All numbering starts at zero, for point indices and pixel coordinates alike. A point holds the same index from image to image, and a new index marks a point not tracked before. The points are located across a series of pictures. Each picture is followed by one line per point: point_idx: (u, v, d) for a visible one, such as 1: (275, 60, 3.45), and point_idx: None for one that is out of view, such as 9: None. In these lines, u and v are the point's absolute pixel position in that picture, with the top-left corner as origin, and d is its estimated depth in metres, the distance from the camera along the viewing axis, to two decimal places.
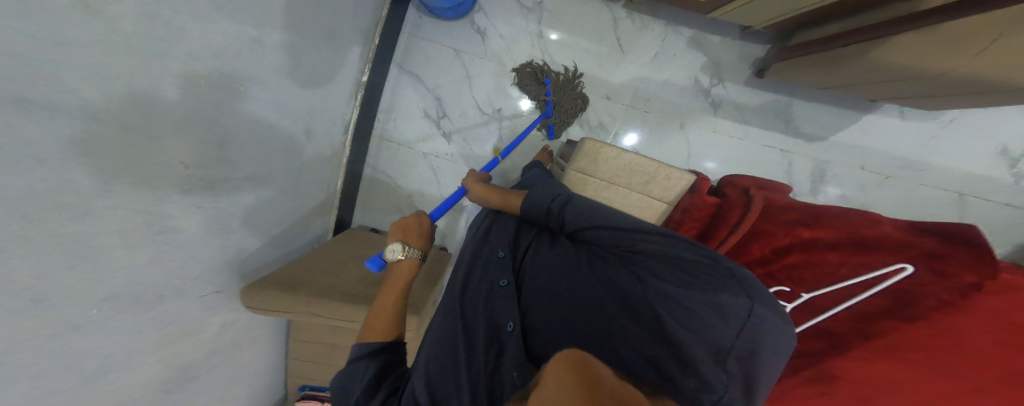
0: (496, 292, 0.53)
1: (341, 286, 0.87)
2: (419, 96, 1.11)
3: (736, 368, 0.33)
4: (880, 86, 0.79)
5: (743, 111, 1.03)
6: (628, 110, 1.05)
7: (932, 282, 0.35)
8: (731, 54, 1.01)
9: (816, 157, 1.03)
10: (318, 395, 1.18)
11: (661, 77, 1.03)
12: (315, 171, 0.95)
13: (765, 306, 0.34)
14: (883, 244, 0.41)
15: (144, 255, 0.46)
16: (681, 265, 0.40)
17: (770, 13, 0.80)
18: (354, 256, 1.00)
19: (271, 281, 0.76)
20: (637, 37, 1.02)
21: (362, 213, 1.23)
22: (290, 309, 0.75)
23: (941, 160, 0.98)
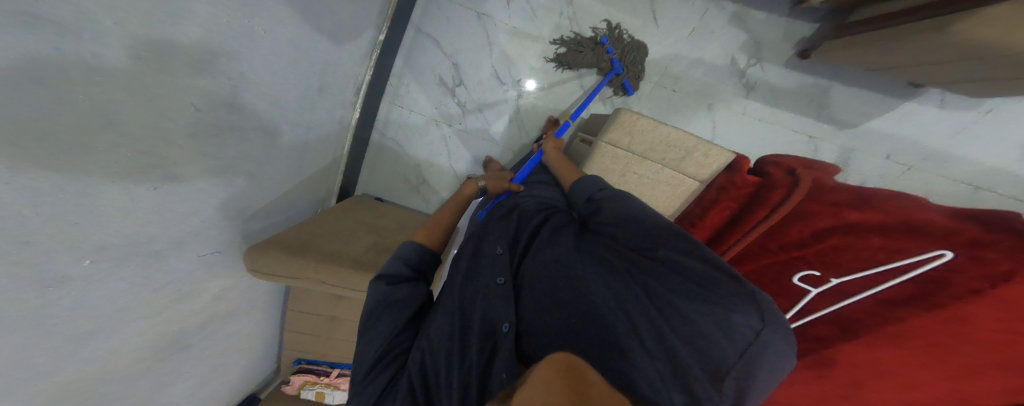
0: (492, 291, 0.47)
1: (348, 252, 0.88)
2: (435, 61, 1.06)
3: (732, 389, 0.31)
4: (945, 67, 0.71)
5: (778, 94, 1.00)
6: (655, 87, 1.02)
7: (968, 270, 0.33)
8: (776, 31, 0.96)
9: (843, 145, 1.02)
10: (314, 369, 1.20)
11: (695, 54, 0.99)
12: (325, 133, 0.92)
13: (779, 332, 0.31)
14: (933, 230, 0.38)
15: (143, 206, 0.44)
16: (694, 277, 0.36)
17: None
18: (361, 224, 1.00)
19: (277, 244, 0.76)
20: (674, 8, 0.96)
21: (368, 181, 1.20)
22: (297, 273, 0.76)
23: (969, 156, 0.97)
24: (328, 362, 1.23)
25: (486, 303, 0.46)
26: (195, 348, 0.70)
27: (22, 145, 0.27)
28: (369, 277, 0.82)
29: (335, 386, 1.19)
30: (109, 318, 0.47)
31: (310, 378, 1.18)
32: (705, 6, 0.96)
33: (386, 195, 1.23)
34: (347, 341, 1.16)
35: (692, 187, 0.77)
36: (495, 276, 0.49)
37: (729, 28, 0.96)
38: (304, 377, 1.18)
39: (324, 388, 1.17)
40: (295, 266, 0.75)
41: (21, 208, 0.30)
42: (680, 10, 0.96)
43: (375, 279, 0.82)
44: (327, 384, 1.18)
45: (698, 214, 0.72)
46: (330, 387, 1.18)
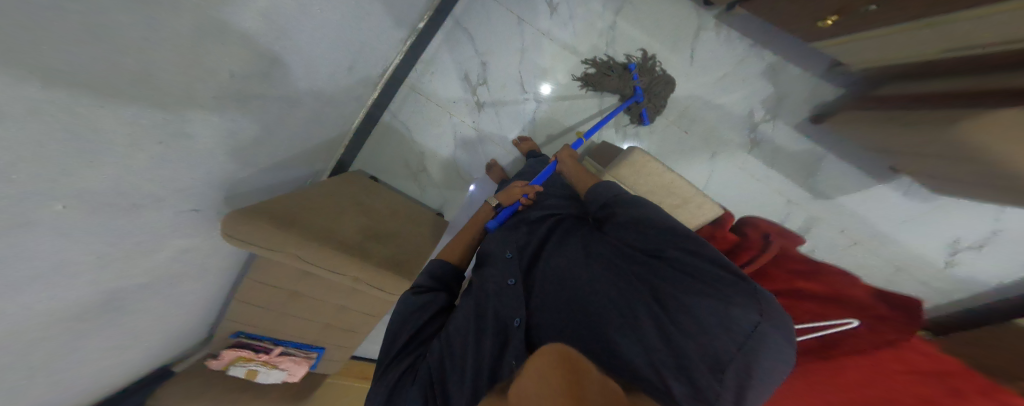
0: (503, 291, 0.47)
1: (335, 232, 0.84)
2: (465, 56, 1.05)
3: (733, 382, 0.30)
4: (926, 159, 0.77)
5: (779, 154, 1.05)
6: (670, 126, 1.06)
7: (867, 335, 0.41)
8: (801, 88, 0.99)
9: (811, 214, 1.10)
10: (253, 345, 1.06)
11: (719, 100, 1.03)
12: (340, 107, 0.89)
13: (780, 330, 0.30)
14: (855, 304, 0.46)
15: (149, 154, 0.40)
16: (696, 273, 0.36)
17: (887, 53, 0.75)
18: (352, 205, 0.96)
19: (261, 211, 0.71)
20: (710, 54, 1.00)
21: (366, 160, 1.16)
22: (275, 245, 0.71)
23: (919, 249, 1.07)
24: (271, 338, 1.10)
25: (494, 300, 0.46)
26: (125, 306, 0.60)
27: (44, 78, 0.25)
28: (351, 261, 0.81)
29: (272, 366, 1.05)
30: (53, 264, 0.40)
31: (246, 355, 1.02)
32: (743, 55, 1.00)
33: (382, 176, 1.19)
34: (302, 320, 1.10)
35: None
36: (505, 277, 0.49)
37: (756, 80, 1.01)
38: (239, 351, 1.01)
39: (257, 366, 1.02)
40: (279, 239, 0.71)
41: (38, 133, 0.27)
42: (715, 55, 1.00)
43: (358, 264, 0.82)
44: (264, 362, 1.04)
45: None
46: (265, 367, 1.04)
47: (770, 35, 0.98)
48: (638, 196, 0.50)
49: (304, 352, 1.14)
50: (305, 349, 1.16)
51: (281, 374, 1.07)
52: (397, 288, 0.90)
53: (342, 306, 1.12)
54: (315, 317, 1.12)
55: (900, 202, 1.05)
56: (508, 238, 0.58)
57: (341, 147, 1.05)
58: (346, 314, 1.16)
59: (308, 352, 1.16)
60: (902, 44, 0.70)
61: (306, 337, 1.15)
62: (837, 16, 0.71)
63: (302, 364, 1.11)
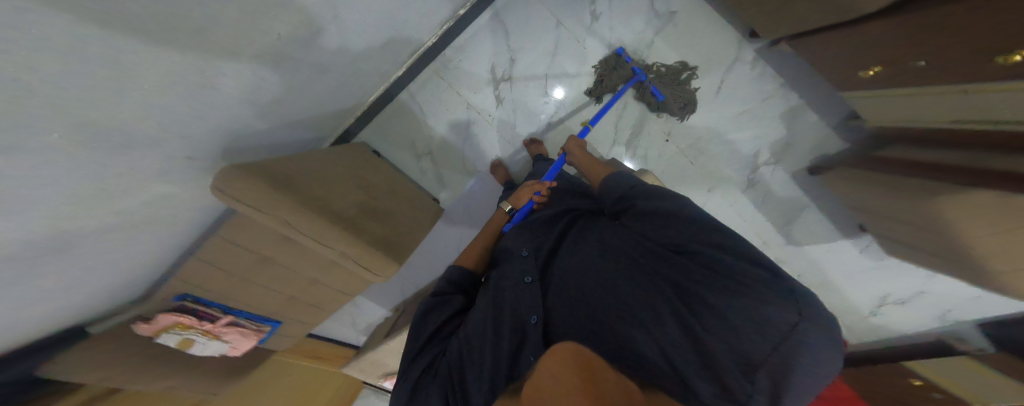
0: (521, 288, 0.51)
1: (332, 203, 0.82)
2: (496, 49, 1.05)
3: (766, 380, 0.32)
4: (893, 224, 0.84)
5: (768, 197, 1.11)
6: (679, 154, 1.10)
7: None
8: (811, 137, 1.03)
9: (779, 256, 1.17)
10: (199, 311, 0.92)
11: (731, 135, 1.07)
12: (360, 79, 0.88)
13: (820, 329, 0.32)
14: None
15: (144, 57, 0.35)
16: (728, 273, 0.38)
17: (889, 115, 0.76)
18: (350, 177, 0.93)
19: (257, 168, 0.68)
20: (739, 88, 1.03)
21: (372, 134, 1.13)
22: (265, 208, 0.67)
23: (851, 294, 1.16)
24: (223, 306, 0.99)
25: (513, 299, 0.50)
26: (83, 244, 0.53)
27: None
28: (344, 236, 0.80)
29: (213, 337, 0.95)
30: (28, 186, 0.35)
31: (183, 322, 0.88)
32: (766, 95, 1.02)
33: (386, 152, 1.17)
34: (267, 290, 1.04)
35: None
36: (523, 275, 0.53)
37: (773, 123, 1.04)
38: (177, 318, 0.86)
39: (196, 337, 0.90)
40: (277, 203, 0.69)
41: (43, 15, 0.24)
42: (738, 92, 1.03)
43: (350, 239, 0.81)
44: (205, 332, 0.92)
45: None
46: (207, 337, 0.93)
47: (799, 80, 1.00)
48: (660, 188, 0.54)
49: (256, 325, 1.07)
50: (259, 321, 1.08)
51: (223, 345, 0.99)
52: (384, 269, 0.90)
53: (314, 279, 1.12)
54: (283, 289, 1.07)
55: (854, 257, 1.12)
56: (524, 239, 0.62)
57: (352, 118, 1.03)
58: (319, 289, 1.16)
59: (261, 325, 1.09)
60: (903, 109, 0.71)
61: (265, 308, 1.08)
62: (880, 68, 0.70)
63: (250, 335, 1.05)
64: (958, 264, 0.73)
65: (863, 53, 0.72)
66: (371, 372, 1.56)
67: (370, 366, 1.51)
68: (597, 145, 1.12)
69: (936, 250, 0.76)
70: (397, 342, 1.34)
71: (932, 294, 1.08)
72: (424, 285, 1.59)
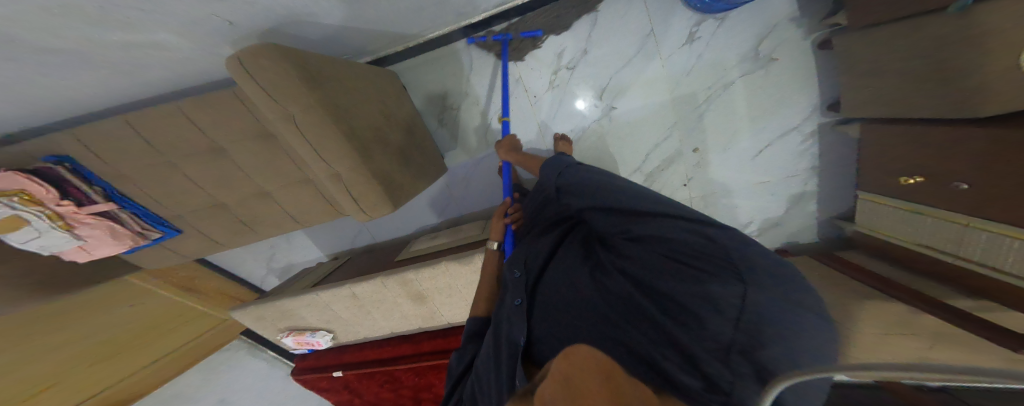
0: (512, 311, 0.55)
1: (355, 119, 0.77)
2: (580, 35, 1.07)
3: (744, 362, 0.30)
4: None
5: None
6: (688, 199, 1.19)
7: None
8: (795, 224, 1.17)
9: None
10: (64, 184, 0.78)
11: (739, 200, 1.18)
12: (436, 7, 0.88)
13: (765, 288, 0.33)
14: None
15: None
16: (675, 257, 0.39)
17: (892, 226, 0.87)
18: (378, 100, 0.89)
19: (294, 56, 0.64)
20: (777, 158, 1.12)
21: (411, 68, 1.14)
22: (285, 100, 0.64)
23: None
24: (106, 190, 0.87)
25: (507, 322, 0.53)
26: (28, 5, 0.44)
27: None
28: (349, 157, 0.75)
29: (61, 224, 0.81)
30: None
31: (35, 194, 0.74)
32: (794, 173, 1.13)
33: (413, 88, 1.18)
34: (195, 187, 0.94)
35: None
36: (513, 298, 0.57)
37: (780, 200, 1.16)
38: (27, 184, 0.72)
39: (37, 219, 0.76)
40: (291, 92, 0.64)
41: None
42: (773, 161, 1.13)
43: (352, 159, 0.75)
44: (53, 217, 0.79)
45: None
46: (54, 223, 0.80)
47: (828, 167, 1.10)
48: (591, 170, 0.56)
49: (139, 227, 0.95)
50: (147, 223, 0.96)
51: (71, 240, 0.85)
52: (374, 208, 0.86)
53: (266, 193, 1.02)
54: (215, 192, 0.96)
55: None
56: (517, 259, 0.66)
57: (406, 44, 1.04)
58: (262, 205, 1.05)
59: (148, 228, 0.97)
60: (910, 229, 0.81)
61: (170, 210, 0.97)
62: (921, 178, 0.76)
63: (120, 239, 0.93)
64: None
65: (910, 164, 0.79)
66: (272, 322, 1.41)
67: (276, 314, 1.38)
68: (623, 163, 1.19)
69: None
70: (329, 293, 1.26)
71: None
72: (382, 240, 1.57)
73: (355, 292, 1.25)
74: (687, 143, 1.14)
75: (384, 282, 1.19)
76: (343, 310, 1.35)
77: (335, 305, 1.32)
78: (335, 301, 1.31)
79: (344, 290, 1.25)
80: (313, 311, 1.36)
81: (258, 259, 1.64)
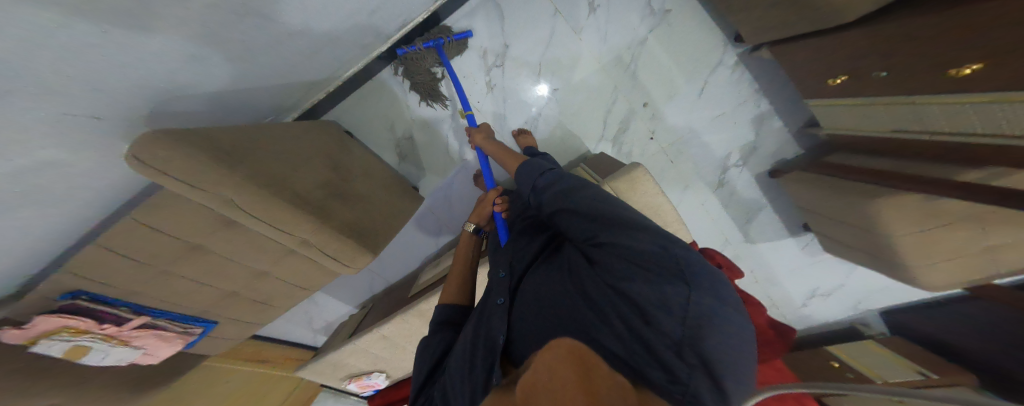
0: (493, 309, 0.52)
1: (295, 182, 0.73)
2: (488, 36, 1.03)
3: (693, 358, 0.32)
4: (835, 223, 0.97)
5: (733, 197, 1.24)
6: (661, 152, 1.16)
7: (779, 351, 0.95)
8: (772, 142, 1.14)
9: (737, 252, 1.35)
10: (97, 310, 0.72)
11: (709, 138, 1.14)
12: (337, 47, 0.84)
13: (705, 291, 0.35)
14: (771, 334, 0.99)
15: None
16: (634, 259, 0.40)
17: (850, 124, 0.85)
18: (318, 154, 0.86)
19: (197, 135, 0.57)
20: (724, 90, 1.09)
21: (344, 112, 1.09)
22: (205, 185, 0.57)
23: (792, 286, 1.42)
24: (133, 305, 0.78)
25: (485, 322, 0.50)
26: None
27: None
28: (304, 220, 0.71)
29: (119, 342, 0.79)
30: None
31: (78, 327, 0.70)
32: (743, 99, 1.09)
33: (356, 130, 1.14)
34: (200, 287, 0.86)
35: None
36: (495, 297, 0.54)
37: (746, 127, 1.13)
38: (71, 323, 0.68)
39: (93, 342, 0.74)
40: (217, 175, 0.58)
41: None
42: (720, 95, 1.10)
43: (311, 224, 0.72)
44: (107, 338, 0.76)
45: None
46: (110, 343, 0.77)
47: (771, 87, 1.08)
48: (566, 174, 0.57)
49: (181, 327, 0.90)
50: (186, 323, 0.91)
51: (133, 351, 0.84)
52: (354, 259, 0.83)
53: (263, 272, 0.94)
54: (220, 285, 0.89)
55: (796, 253, 1.35)
56: (502, 256, 0.64)
57: (327, 91, 0.99)
58: (263, 286, 0.98)
59: (189, 326, 0.92)
60: (869, 119, 0.78)
61: (190, 309, 0.89)
62: (845, 77, 0.75)
63: (172, 340, 0.89)
64: (868, 243, 0.88)
65: (830, 63, 0.78)
66: (331, 373, 1.41)
67: (331, 366, 1.37)
68: (585, 138, 1.15)
69: (861, 242, 0.92)
70: (362, 339, 1.24)
71: (850, 287, 1.39)
72: (396, 280, 1.52)
73: (385, 333, 1.21)
74: (635, 100, 1.11)
75: (404, 317, 1.15)
76: (383, 350, 1.32)
77: (373, 348, 1.29)
78: (371, 345, 1.28)
79: (375, 334, 1.22)
80: (360, 357, 1.34)
81: (299, 325, 1.58)
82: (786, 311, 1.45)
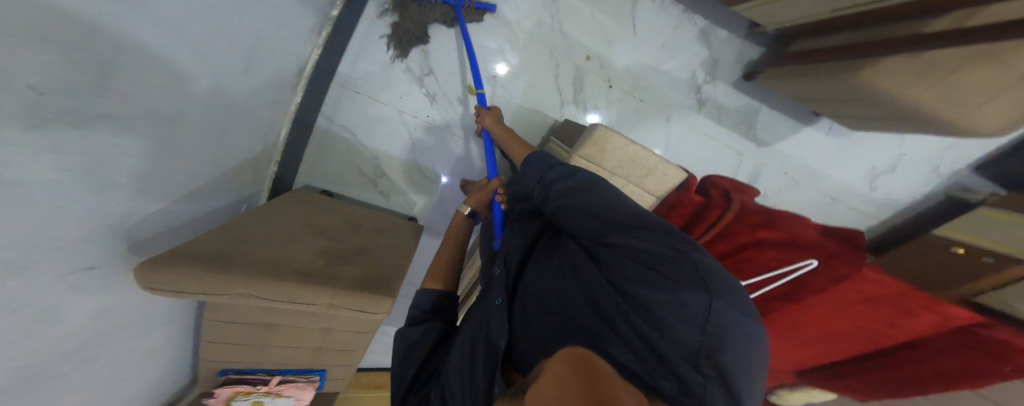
0: (492, 310, 0.52)
1: (292, 261, 0.77)
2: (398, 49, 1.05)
3: (712, 371, 0.31)
4: (833, 105, 0.91)
5: (721, 111, 1.17)
6: (626, 96, 1.12)
7: (818, 273, 0.81)
8: (730, 53, 1.11)
9: (757, 161, 1.26)
10: (248, 378, 0.98)
11: (664, 66, 1.10)
12: (254, 119, 0.85)
13: (726, 299, 0.33)
14: (798, 247, 0.85)
15: (76, 79, 0.37)
16: (647, 263, 0.38)
17: (794, 14, 0.81)
18: (304, 226, 0.90)
19: (187, 255, 0.61)
20: (654, 18, 1.06)
21: (308, 173, 1.12)
22: (218, 290, 0.64)
23: (836, 175, 1.31)
24: (266, 369, 1.01)
25: (485, 324, 0.50)
26: None
27: None
28: (314, 290, 0.72)
29: (275, 395, 0.98)
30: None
31: (244, 389, 0.96)
32: (676, 23, 1.07)
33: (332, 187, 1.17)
34: (285, 348, 0.97)
35: (650, 202, 0.92)
36: (493, 297, 0.54)
37: (693, 44, 1.09)
38: (236, 387, 0.95)
39: (258, 397, 0.95)
40: (217, 281, 0.63)
41: None
42: (651, 24, 1.06)
43: (326, 292, 0.74)
44: (265, 392, 0.97)
45: None
46: (268, 396, 0.97)
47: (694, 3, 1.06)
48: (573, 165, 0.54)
49: (305, 377, 1.05)
50: (306, 373, 1.05)
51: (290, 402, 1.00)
52: (377, 305, 0.79)
53: (325, 328, 0.97)
54: (298, 344, 0.98)
55: (825, 140, 1.26)
56: (498, 253, 0.62)
57: (275, 162, 1.01)
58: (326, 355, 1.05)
59: (310, 375, 1.06)
60: (804, 7, 0.78)
61: (302, 363, 1.03)
62: None
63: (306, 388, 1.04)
64: (880, 112, 0.83)
65: None
66: None
67: None
68: (547, 110, 1.11)
69: (873, 113, 0.85)
70: None
71: (911, 153, 1.26)
72: None
73: None
74: (577, 56, 1.07)
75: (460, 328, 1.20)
76: None
77: None
78: None
79: None
80: None
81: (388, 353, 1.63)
82: (843, 197, 1.33)
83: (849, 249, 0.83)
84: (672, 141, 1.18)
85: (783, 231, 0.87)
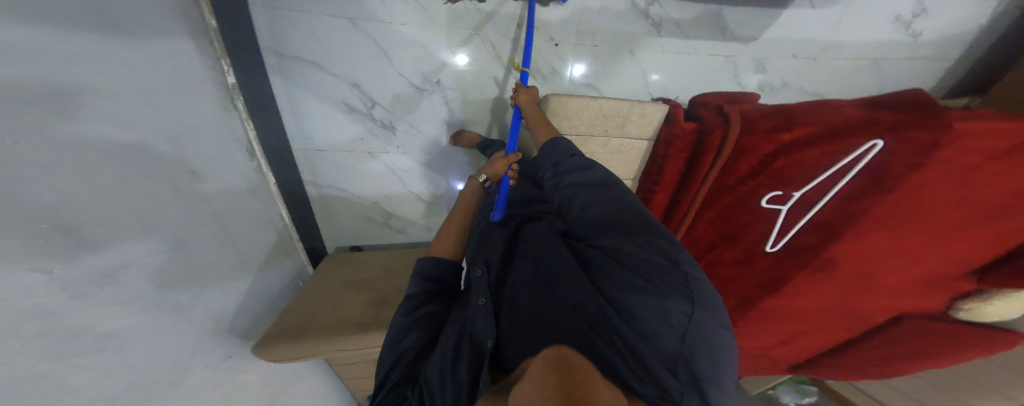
0: (473, 311, 0.51)
1: (350, 315, 0.87)
2: (330, 92, 0.99)
3: (687, 376, 0.34)
4: None
5: (681, 26, 1.08)
6: (578, 45, 1.06)
7: (894, 150, 0.52)
8: None
9: (754, 57, 1.15)
10: None
11: (598, 6, 1.02)
12: None
13: (707, 311, 0.35)
14: (838, 136, 0.59)
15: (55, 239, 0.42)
16: (639, 272, 0.40)
17: None
18: (348, 283, 1.00)
19: (280, 333, 0.75)
20: None
21: (332, 234, 1.22)
22: (311, 352, 0.75)
23: (860, 35, 1.13)
24: None
25: (470, 324, 0.50)
26: None
27: None
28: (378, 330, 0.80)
29: None
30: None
31: None
32: None
33: (357, 239, 1.27)
34: None
35: (641, 146, 0.91)
36: (477, 297, 0.53)
37: None
38: None
39: None
40: (307, 346, 0.74)
41: None
42: None
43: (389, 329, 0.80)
44: None
45: (658, 171, 0.89)
46: None
47: None
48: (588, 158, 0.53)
49: None
50: None
51: None
52: None
53: None
54: None
55: (816, 13, 1.08)
56: (483, 254, 0.62)
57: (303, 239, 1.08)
58: None
59: None
60: None
61: None
62: None
63: None
64: None
65: None
66: None
67: None
68: None
69: None
70: None
71: None
72: None
73: None
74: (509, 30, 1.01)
75: None
76: None
77: None
78: None
79: None
80: None
81: None
82: (875, 52, 1.16)
83: (922, 110, 0.50)
84: (645, 68, 1.12)
85: (812, 123, 0.62)
